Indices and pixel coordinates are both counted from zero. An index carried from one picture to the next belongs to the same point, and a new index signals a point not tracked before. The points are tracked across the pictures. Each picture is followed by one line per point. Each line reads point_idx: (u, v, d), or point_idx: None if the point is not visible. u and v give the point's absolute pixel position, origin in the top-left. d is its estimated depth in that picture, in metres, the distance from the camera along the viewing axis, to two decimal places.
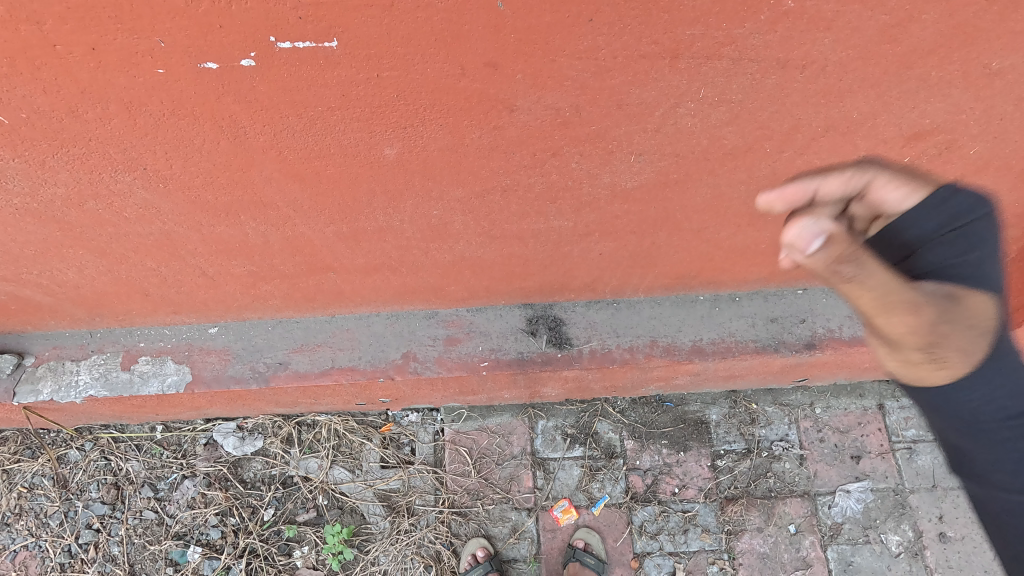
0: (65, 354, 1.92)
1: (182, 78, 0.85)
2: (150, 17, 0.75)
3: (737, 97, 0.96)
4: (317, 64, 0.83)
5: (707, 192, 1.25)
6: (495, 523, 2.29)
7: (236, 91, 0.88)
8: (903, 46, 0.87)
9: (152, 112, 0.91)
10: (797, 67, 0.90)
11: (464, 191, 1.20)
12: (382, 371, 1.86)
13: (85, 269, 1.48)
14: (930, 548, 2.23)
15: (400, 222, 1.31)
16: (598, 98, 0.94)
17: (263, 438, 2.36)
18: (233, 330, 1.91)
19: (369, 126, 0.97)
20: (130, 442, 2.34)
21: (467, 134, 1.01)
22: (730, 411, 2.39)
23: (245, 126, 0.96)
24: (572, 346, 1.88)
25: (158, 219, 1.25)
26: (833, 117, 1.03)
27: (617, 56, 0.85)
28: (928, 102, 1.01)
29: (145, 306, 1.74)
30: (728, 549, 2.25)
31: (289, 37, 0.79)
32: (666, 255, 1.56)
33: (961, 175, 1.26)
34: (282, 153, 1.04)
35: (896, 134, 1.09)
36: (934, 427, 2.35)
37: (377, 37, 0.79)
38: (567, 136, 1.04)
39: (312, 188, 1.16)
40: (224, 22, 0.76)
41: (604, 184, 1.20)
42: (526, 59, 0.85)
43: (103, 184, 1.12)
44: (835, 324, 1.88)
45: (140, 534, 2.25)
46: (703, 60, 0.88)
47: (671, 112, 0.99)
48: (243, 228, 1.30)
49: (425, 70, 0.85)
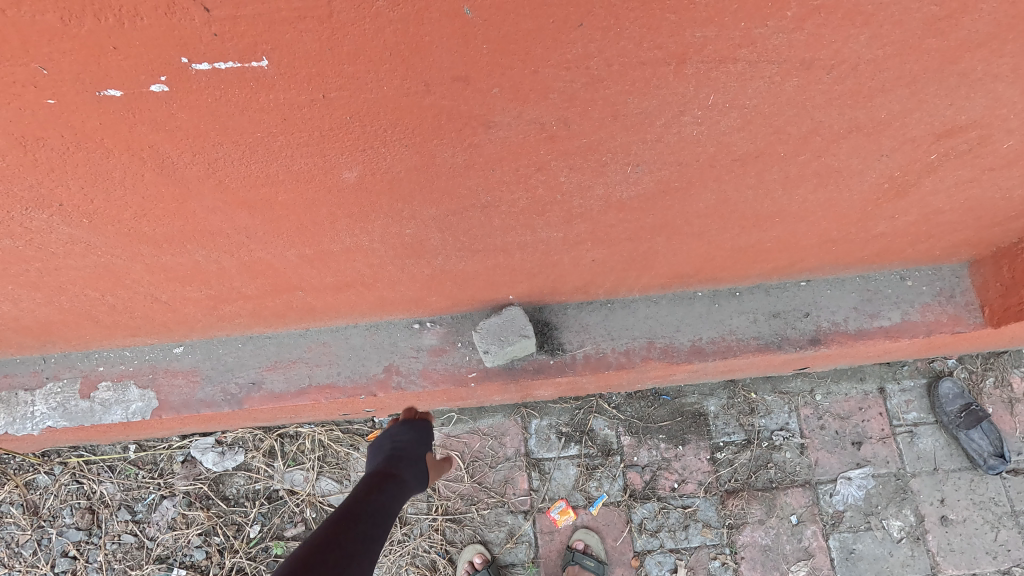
0: (17, 383, 1.76)
1: (80, 108, 0.70)
2: (19, 39, 0.59)
3: (751, 102, 0.82)
4: (246, 87, 0.69)
5: (711, 197, 1.12)
6: (490, 528, 2.22)
7: (151, 119, 0.73)
8: (950, 39, 0.74)
9: (52, 146, 0.76)
10: (824, 67, 0.76)
11: (439, 210, 1.06)
12: (364, 387, 1.73)
13: (20, 302, 1.32)
14: (931, 532, 2.20)
15: (370, 242, 1.17)
16: (590, 110, 0.80)
17: (244, 453, 2.22)
18: (199, 349, 1.76)
19: (320, 150, 0.83)
20: (101, 464, 2.21)
21: (437, 153, 0.86)
22: (729, 402, 2.30)
23: (171, 156, 0.81)
24: (565, 352, 1.77)
25: (92, 252, 1.10)
26: (858, 117, 0.89)
27: (611, 64, 0.71)
28: (968, 97, 0.88)
29: (98, 333, 1.59)
30: (730, 543, 2.20)
31: (206, 57, 0.64)
32: (664, 258, 1.43)
33: (989, 169, 1.13)
34: (222, 181, 0.89)
35: (927, 131, 0.96)
36: (935, 409, 2.28)
37: (317, 54, 0.65)
38: (554, 149, 0.89)
39: (263, 214, 1.01)
40: (118, 43, 0.61)
41: (597, 195, 1.07)
42: (502, 72, 0.70)
43: (16, 222, 0.96)
44: (840, 317, 1.77)
45: (120, 559, 2.16)
46: (714, 64, 0.73)
47: (674, 120, 0.85)
48: (192, 256, 1.15)
49: (381, 88, 0.71)
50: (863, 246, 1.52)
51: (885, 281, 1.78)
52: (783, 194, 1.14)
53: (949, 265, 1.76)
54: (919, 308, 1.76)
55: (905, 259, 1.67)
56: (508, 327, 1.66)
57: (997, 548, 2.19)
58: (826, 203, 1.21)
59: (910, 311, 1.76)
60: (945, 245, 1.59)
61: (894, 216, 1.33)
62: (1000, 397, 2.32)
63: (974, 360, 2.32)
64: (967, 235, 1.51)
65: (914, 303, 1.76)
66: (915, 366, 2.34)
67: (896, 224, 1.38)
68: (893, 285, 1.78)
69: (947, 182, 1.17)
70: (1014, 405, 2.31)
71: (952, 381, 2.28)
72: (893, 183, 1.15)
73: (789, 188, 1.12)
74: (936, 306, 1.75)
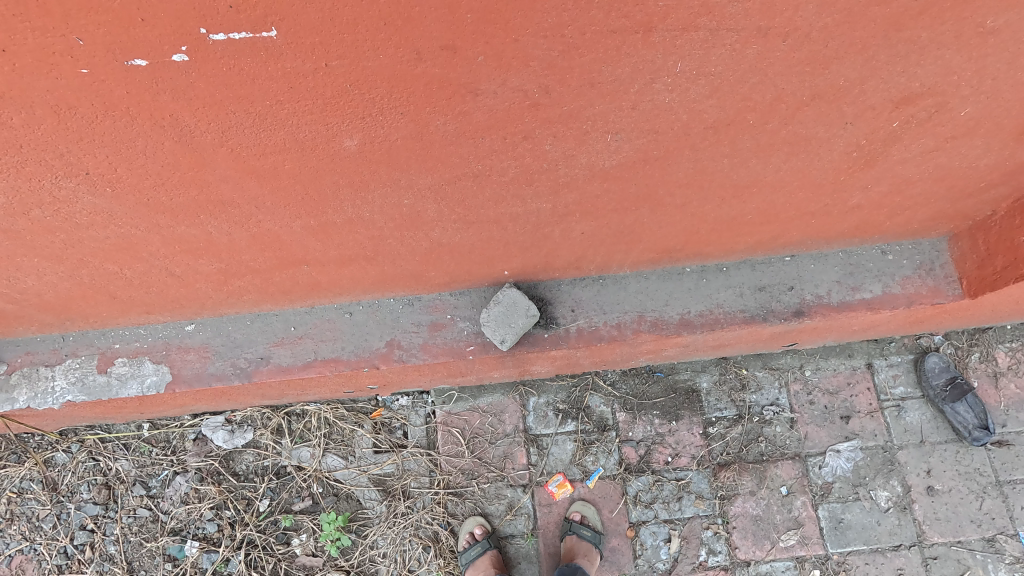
0: (38, 360, 1.85)
1: (109, 77, 0.79)
2: (61, 13, 0.69)
3: (716, 69, 0.92)
4: (258, 56, 0.78)
5: (690, 167, 1.20)
6: (490, 501, 2.29)
7: (172, 88, 0.82)
8: (891, 7, 0.84)
9: (83, 115, 0.86)
10: (779, 35, 0.86)
11: (434, 179, 1.14)
12: (367, 360, 1.81)
13: (44, 276, 1.40)
14: (918, 502, 2.24)
15: (370, 213, 1.25)
16: (568, 77, 0.89)
17: (252, 430, 2.31)
18: (210, 327, 1.84)
19: (323, 118, 0.91)
20: (116, 441, 2.31)
21: (430, 121, 0.95)
22: (721, 378, 2.35)
23: (189, 124, 0.90)
24: (559, 326, 1.85)
25: (113, 223, 1.18)
26: (817, 85, 0.99)
27: (585, 32, 0.81)
28: (918, 64, 0.97)
29: (115, 309, 1.67)
30: (722, 513, 2.26)
31: (222, 28, 0.73)
32: (650, 231, 1.51)
33: (951, 137, 1.21)
34: (234, 150, 0.98)
35: (885, 98, 1.05)
36: (922, 384, 2.32)
37: (320, 24, 0.74)
38: (538, 117, 0.98)
39: (271, 184, 1.09)
40: (145, 15, 0.70)
41: (582, 164, 1.15)
42: (486, 40, 0.79)
43: (45, 191, 1.05)
44: (823, 290, 1.84)
45: (136, 531, 2.25)
46: (678, 32, 0.83)
47: (647, 88, 0.94)
48: (204, 227, 1.23)
49: (377, 57, 0.79)
50: (841, 218, 1.58)
51: (867, 256, 1.84)
52: (757, 162, 1.22)
53: (929, 239, 1.82)
54: (899, 280, 1.82)
55: (884, 233, 1.74)
56: (513, 312, 1.74)
57: (982, 517, 2.23)
58: (800, 173, 1.29)
59: (891, 284, 1.82)
60: (922, 218, 1.66)
61: (867, 186, 1.40)
62: (985, 372, 2.34)
63: (960, 336, 2.36)
64: (941, 206, 1.58)
65: (894, 276, 1.82)
66: (902, 342, 2.37)
67: (871, 195, 1.45)
68: (875, 259, 1.84)
69: (912, 151, 1.25)
70: (999, 379, 2.34)
71: (938, 356, 2.32)
72: (861, 152, 1.23)
73: (762, 157, 1.20)
74: (916, 279, 1.82)
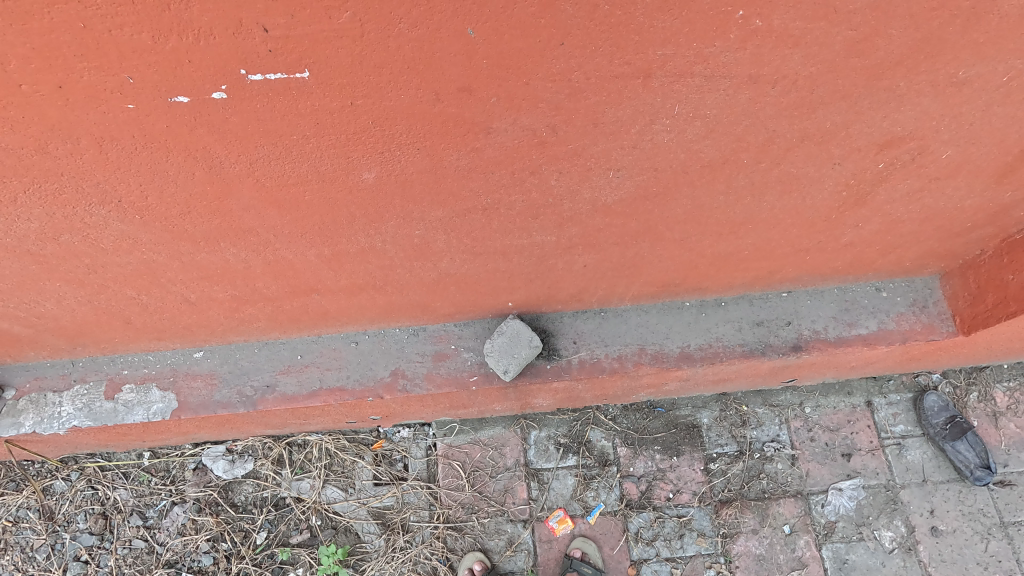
0: (46, 385, 1.87)
1: (152, 113, 0.86)
2: (117, 55, 0.77)
3: (711, 112, 0.99)
4: (290, 95, 0.85)
5: (687, 203, 1.26)
6: (491, 536, 2.26)
7: (209, 123, 0.89)
8: (870, 59, 0.92)
9: (123, 146, 0.92)
10: (768, 82, 0.94)
11: (445, 212, 1.19)
12: (371, 389, 1.83)
13: (63, 301, 1.45)
14: (922, 543, 2.21)
15: (382, 243, 1.29)
16: (573, 117, 0.96)
17: (253, 461, 2.31)
18: (218, 354, 1.87)
19: (344, 152, 0.98)
20: (116, 470, 2.30)
21: (445, 157, 1.01)
22: (721, 414, 2.36)
23: (220, 156, 0.96)
24: (561, 357, 1.87)
25: (137, 249, 1.24)
26: (805, 128, 1.06)
27: (589, 77, 0.88)
28: (899, 110, 1.05)
29: (128, 335, 1.71)
30: (724, 552, 2.23)
31: (260, 69, 0.80)
32: (650, 265, 1.56)
33: (935, 178, 1.27)
34: (259, 181, 1.04)
35: (870, 141, 1.13)
36: (922, 422, 2.32)
37: (350, 67, 0.81)
38: (545, 154, 1.05)
39: (292, 214, 1.15)
40: (192, 57, 0.78)
41: (585, 199, 1.21)
42: (499, 83, 0.87)
43: (77, 217, 1.11)
44: (820, 325, 1.87)
45: (130, 563, 2.22)
46: (675, 78, 0.91)
47: (647, 129, 1.02)
48: (223, 255, 1.28)
49: (398, 97, 0.87)
50: (835, 256, 1.64)
51: (862, 292, 1.88)
52: (751, 200, 1.28)
53: (921, 277, 1.87)
54: (894, 317, 1.86)
55: (878, 270, 1.78)
56: (516, 342, 1.77)
57: (988, 559, 2.18)
58: (794, 210, 1.35)
59: (886, 320, 1.85)
60: (914, 256, 1.71)
61: (858, 225, 1.46)
62: (985, 411, 2.35)
63: (957, 374, 2.37)
64: (931, 245, 1.64)
65: (889, 312, 1.86)
66: (900, 380, 2.39)
67: (862, 234, 1.51)
68: (870, 296, 1.88)
69: (900, 191, 1.31)
70: (998, 418, 2.34)
71: (937, 395, 2.33)
72: (851, 192, 1.29)
73: (756, 195, 1.26)
74: (911, 315, 1.85)
